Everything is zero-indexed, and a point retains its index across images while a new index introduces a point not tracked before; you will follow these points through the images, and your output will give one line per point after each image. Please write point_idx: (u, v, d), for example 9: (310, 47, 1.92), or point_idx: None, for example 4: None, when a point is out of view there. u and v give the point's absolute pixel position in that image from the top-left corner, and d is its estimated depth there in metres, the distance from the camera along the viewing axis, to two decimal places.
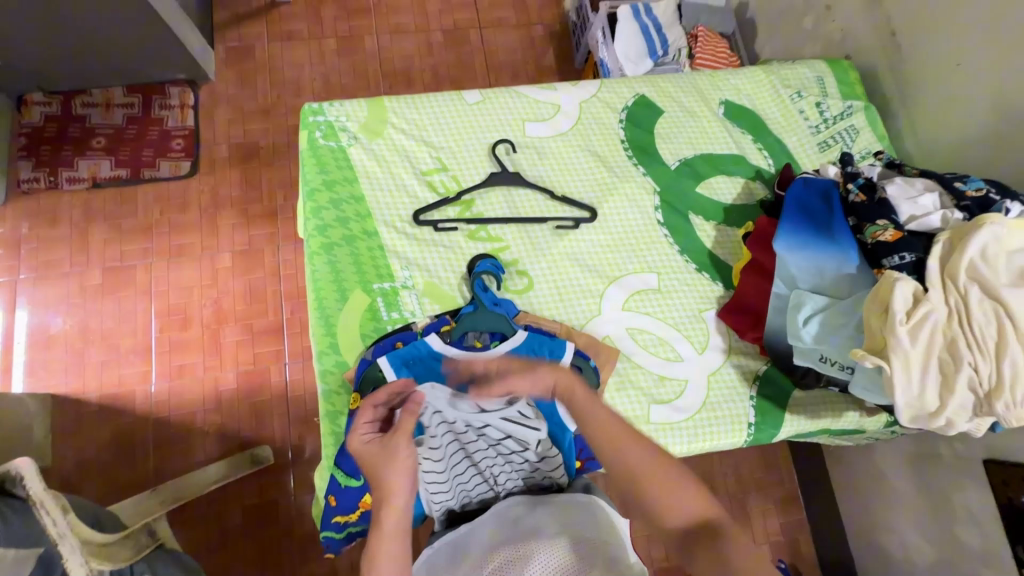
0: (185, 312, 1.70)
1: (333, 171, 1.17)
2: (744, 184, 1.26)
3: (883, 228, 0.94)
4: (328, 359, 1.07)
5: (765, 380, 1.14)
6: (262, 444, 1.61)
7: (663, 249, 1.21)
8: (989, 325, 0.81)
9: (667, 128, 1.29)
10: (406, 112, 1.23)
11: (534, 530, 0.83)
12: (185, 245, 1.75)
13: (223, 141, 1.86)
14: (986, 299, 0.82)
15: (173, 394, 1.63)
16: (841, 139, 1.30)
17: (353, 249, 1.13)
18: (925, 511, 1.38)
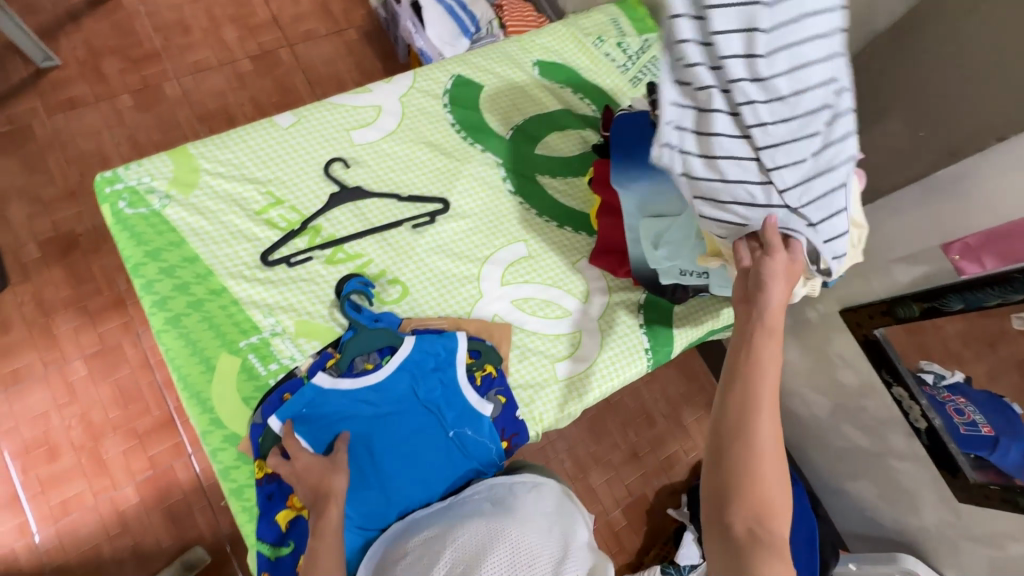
0: (48, 441, 1.47)
1: (153, 239, 1.05)
2: (577, 135, 1.32)
3: None
4: (215, 436, 0.98)
5: (648, 306, 1.23)
6: (193, 546, 1.45)
7: (522, 215, 1.24)
8: None
9: (491, 101, 1.30)
10: (217, 155, 1.13)
11: (524, 507, 0.96)
12: (23, 368, 1.51)
13: (29, 241, 1.61)
14: None
15: (64, 535, 1.42)
16: (648, 71, 1.40)
17: (205, 314, 1.03)
18: (813, 369, 1.57)
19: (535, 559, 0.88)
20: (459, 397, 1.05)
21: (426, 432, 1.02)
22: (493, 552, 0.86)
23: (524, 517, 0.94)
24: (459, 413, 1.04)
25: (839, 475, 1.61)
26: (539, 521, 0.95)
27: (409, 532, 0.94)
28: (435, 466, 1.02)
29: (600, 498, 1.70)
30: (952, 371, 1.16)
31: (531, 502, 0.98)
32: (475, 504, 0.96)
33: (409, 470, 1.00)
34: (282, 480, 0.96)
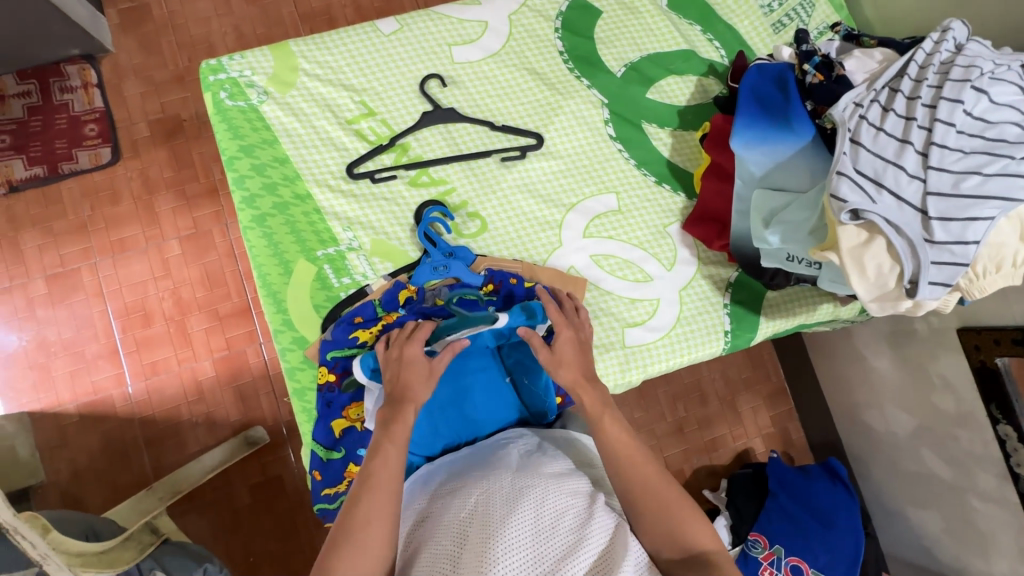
0: (144, 308, 1.62)
1: (248, 134, 1.05)
2: (697, 82, 1.17)
3: (844, 110, 0.84)
4: (286, 337, 1.02)
5: (737, 285, 1.12)
6: (254, 425, 1.58)
7: (619, 165, 1.14)
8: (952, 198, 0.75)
9: (608, 31, 1.17)
10: (317, 55, 1.10)
11: (542, 462, 0.83)
12: (127, 238, 1.64)
13: (141, 119, 1.69)
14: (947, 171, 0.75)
15: (151, 392, 1.59)
16: (796, 16, 1.20)
17: (288, 217, 1.04)
18: (904, 385, 1.41)
19: (563, 511, 0.73)
20: (523, 347, 1.02)
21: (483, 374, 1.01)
22: (507, 513, 0.71)
23: (543, 468, 0.81)
24: (519, 359, 1.02)
25: (902, 499, 1.48)
26: (560, 474, 0.80)
27: (418, 491, 0.85)
28: (488, 409, 1.00)
29: None
30: None
31: (551, 458, 0.85)
32: (488, 458, 0.85)
33: (461, 408, 0.98)
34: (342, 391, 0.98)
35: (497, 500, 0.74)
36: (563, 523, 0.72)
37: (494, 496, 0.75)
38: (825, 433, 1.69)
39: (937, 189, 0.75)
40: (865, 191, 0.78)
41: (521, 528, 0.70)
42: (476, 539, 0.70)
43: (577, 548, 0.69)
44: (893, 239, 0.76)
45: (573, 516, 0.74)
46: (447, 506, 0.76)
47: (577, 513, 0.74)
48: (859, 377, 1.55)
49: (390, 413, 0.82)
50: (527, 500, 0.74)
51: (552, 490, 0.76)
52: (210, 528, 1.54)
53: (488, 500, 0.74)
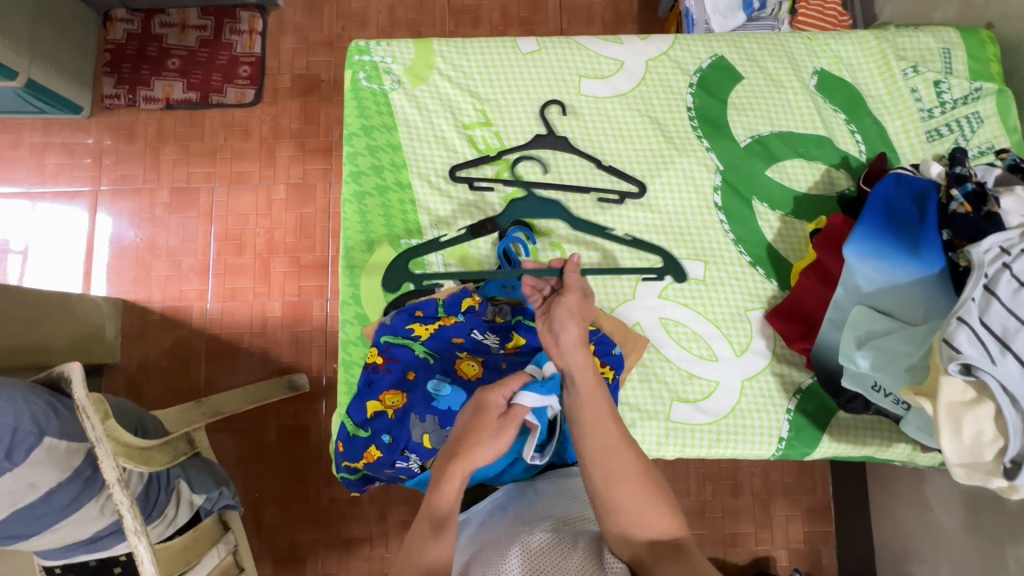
0: (240, 237, 1.76)
1: (372, 115, 1.11)
2: (825, 171, 1.10)
3: (987, 251, 0.75)
4: (349, 310, 1.07)
5: (806, 394, 1.04)
6: (300, 372, 1.68)
7: (715, 235, 1.09)
8: None
9: (743, 98, 1.13)
10: (453, 58, 1.14)
11: (518, 507, 0.80)
12: (245, 172, 1.79)
13: (287, 72, 1.85)
14: None
15: (225, 314, 1.73)
16: (958, 127, 1.09)
17: (384, 200, 1.09)
18: (972, 555, 1.23)
19: (545, 551, 0.69)
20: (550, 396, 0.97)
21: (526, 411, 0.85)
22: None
23: (518, 516, 0.77)
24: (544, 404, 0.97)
25: None
26: (536, 513, 0.77)
27: None
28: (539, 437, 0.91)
29: None
30: None
31: (529, 500, 0.81)
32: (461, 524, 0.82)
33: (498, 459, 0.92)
34: (385, 375, 1.00)
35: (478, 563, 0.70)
36: (549, 560, 0.68)
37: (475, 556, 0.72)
38: (862, 570, 1.53)
39: None
40: (986, 348, 0.70)
41: None
42: None
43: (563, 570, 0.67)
44: (1005, 410, 0.68)
45: (557, 554, 0.69)
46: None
47: (560, 547, 0.70)
48: (919, 527, 1.38)
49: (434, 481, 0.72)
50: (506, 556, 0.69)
51: (526, 530, 0.73)
52: (235, 452, 1.66)
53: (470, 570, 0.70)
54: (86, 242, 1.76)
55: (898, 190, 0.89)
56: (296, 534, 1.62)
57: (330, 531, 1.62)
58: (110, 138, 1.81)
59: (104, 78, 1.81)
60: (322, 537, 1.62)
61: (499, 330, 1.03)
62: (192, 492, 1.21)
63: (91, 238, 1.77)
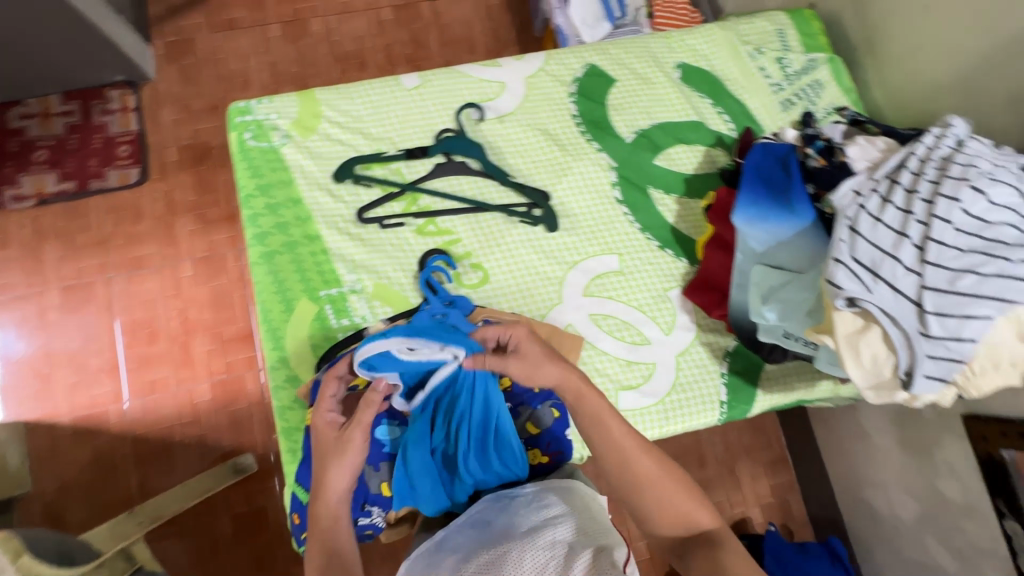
0: (151, 325, 1.64)
1: (267, 174, 1.09)
2: (704, 152, 1.20)
3: (846, 196, 0.87)
4: (279, 374, 1.02)
5: (734, 355, 1.11)
6: (245, 452, 1.58)
7: (623, 227, 1.16)
8: (952, 296, 0.75)
9: (620, 99, 1.21)
10: (340, 104, 1.15)
11: (510, 525, 0.81)
12: (144, 256, 1.68)
13: (172, 144, 1.77)
14: (947, 269, 0.76)
15: (148, 410, 1.59)
16: (804, 96, 1.23)
17: (294, 256, 1.07)
18: (910, 468, 1.35)
19: None
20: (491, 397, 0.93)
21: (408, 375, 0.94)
22: None
23: (512, 532, 0.78)
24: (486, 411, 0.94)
25: None
26: (527, 532, 0.77)
27: None
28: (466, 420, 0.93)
29: None
30: None
31: (518, 517, 0.82)
32: (445, 548, 0.82)
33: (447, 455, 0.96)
34: None
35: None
36: None
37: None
38: (826, 508, 1.63)
39: (932, 285, 0.76)
40: (862, 280, 0.79)
41: None
42: None
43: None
44: (888, 329, 0.77)
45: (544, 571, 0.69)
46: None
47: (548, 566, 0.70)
48: (863, 454, 1.50)
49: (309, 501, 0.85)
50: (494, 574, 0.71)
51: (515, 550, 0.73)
52: (186, 557, 1.51)
53: None
54: None
55: (766, 155, 0.99)
56: None
57: None
58: None
59: None
60: None
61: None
62: None
63: None
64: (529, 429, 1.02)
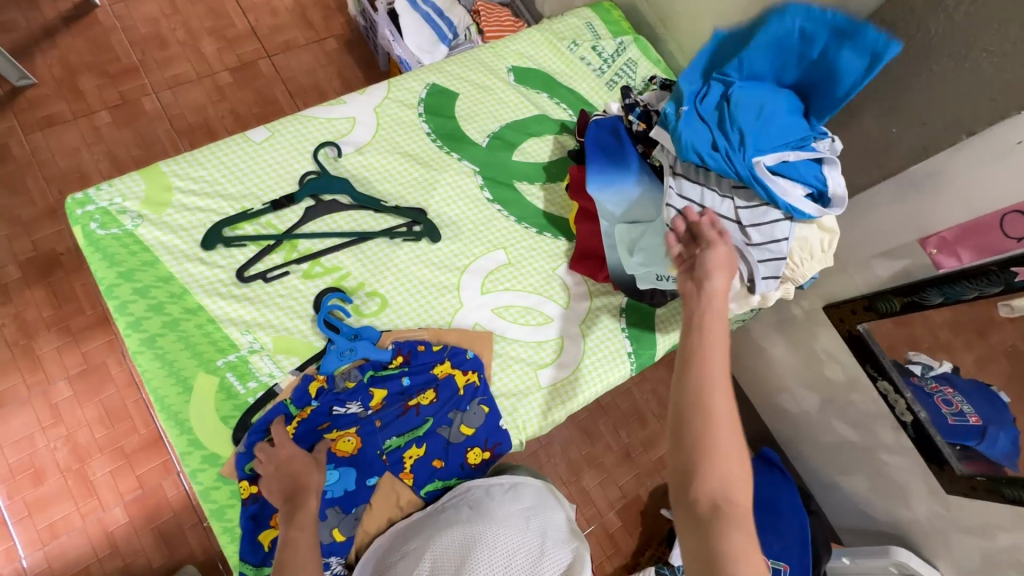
0: (34, 463, 1.46)
1: (126, 260, 1.04)
2: (554, 140, 1.32)
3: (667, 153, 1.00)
4: (194, 458, 0.97)
5: (629, 310, 1.23)
6: (185, 565, 1.44)
7: (501, 223, 1.24)
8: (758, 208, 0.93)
9: (467, 109, 1.30)
10: (190, 172, 1.12)
11: (503, 507, 0.98)
12: (6, 390, 1.49)
13: (10, 262, 1.59)
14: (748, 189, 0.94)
15: (55, 557, 1.40)
16: (624, 73, 1.40)
17: (180, 334, 1.02)
18: (801, 365, 1.55)
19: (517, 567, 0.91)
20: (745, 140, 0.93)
21: (742, 141, 0.91)
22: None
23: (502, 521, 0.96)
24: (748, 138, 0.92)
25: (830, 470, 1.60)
26: (517, 527, 0.97)
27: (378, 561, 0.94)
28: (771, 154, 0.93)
29: (593, 500, 1.68)
30: (940, 362, 1.15)
31: (512, 500, 1.00)
32: (445, 507, 0.99)
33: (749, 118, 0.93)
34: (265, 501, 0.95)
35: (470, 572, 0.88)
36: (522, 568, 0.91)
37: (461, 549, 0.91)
38: (753, 423, 1.81)
39: (742, 204, 0.94)
40: (693, 214, 0.93)
41: None
42: None
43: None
44: None
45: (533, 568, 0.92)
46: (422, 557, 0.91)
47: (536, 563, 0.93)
48: (765, 366, 1.69)
49: (289, 510, 0.88)
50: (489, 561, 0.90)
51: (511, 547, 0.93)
52: None
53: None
54: None
55: (602, 134, 1.11)
56: None
57: None
58: None
59: None
60: None
61: (357, 394, 1.03)
62: None
63: None
64: (464, 431, 1.05)
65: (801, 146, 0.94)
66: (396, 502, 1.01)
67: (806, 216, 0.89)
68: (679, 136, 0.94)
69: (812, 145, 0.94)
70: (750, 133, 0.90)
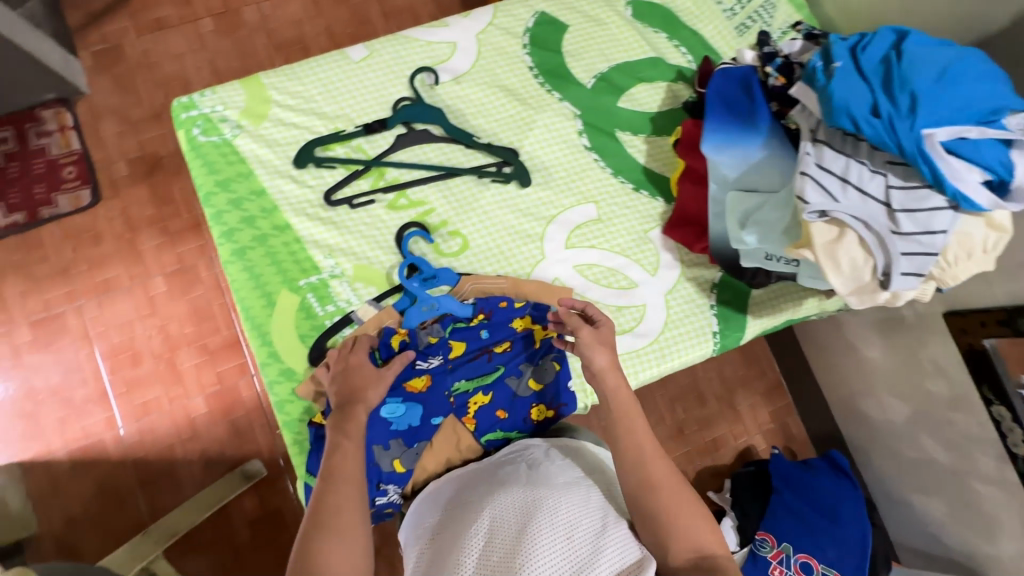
0: (132, 347, 1.60)
1: (224, 169, 1.05)
2: (667, 88, 1.19)
3: (813, 120, 0.88)
4: (272, 370, 1.00)
5: (721, 286, 1.13)
6: (252, 459, 1.56)
7: (596, 174, 1.15)
8: (914, 193, 0.79)
9: (575, 44, 1.19)
10: (288, 86, 1.10)
11: (560, 469, 0.91)
12: (112, 278, 1.62)
13: (119, 159, 1.68)
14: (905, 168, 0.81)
15: (144, 432, 1.56)
16: (759, 17, 1.22)
17: (268, 249, 1.04)
18: (898, 372, 1.39)
19: (572, 529, 0.80)
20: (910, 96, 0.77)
21: (912, 106, 0.77)
22: (534, 540, 0.77)
23: (554, 479, 0.88)
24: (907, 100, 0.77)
25: (906, 487, 1.46)
26: (573, 486, 0.87)
27: (428, 510, 0.91)
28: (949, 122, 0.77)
29: None
30: None
31: (570, 469, 0.92)
32: (499, 469, 0.92)
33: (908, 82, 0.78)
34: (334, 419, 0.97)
35: (517, 523, 0.80)
36: (579, 534, 0.79)
37: (513, 505, 0.82)
38: (824, 424, 1.68)
39: (896, 183, 0.81)
40: (829, 191, 0.81)
41: (550, 553, 0.76)
42: (497, 563, 0.76)
43: (595, 559, 0.77)
44: (862, 233, 0.80)
45: (590, 534, 0.80)
46: (472, 515, 0.83)
47: (595, 532, 0.80)
48: (852, 367, 1.54)
49: (340, 416, 0.87)
50: (540, 516, 0.80)
51: (566, 504, 0.83)
52: (210, 568, 1.51)
53: (508, 527, 0.79)
54: None
55: (730, 87, 0.99)
56: None
57: None
58: None
59: None
60: None
61: (437, 349, 1.01)
62: None
63: None
64: (533, 385, 1.03)
65: (988, 121, 0.78)
66: (455, 445, 1.00)
67: (976, 206, 0.76)
68: (830, 94, 0.81)
69: (1002, 122, 0.78)
70: (925, 98, 0.76)
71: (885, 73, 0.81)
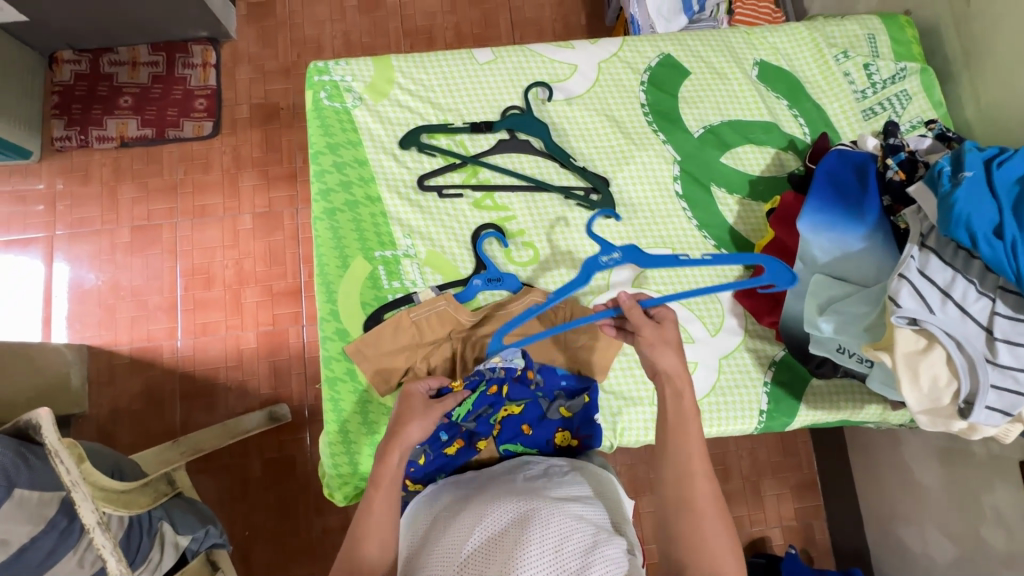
0: (208, 271, 1.73)
1: (337, 133, 1.13)
2: (775, 155, 1.17)
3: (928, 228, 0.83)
4: (329, 327, 1.05)
5: (781, 366, 1.08)
6: (281, 403, 1.64)
7: (681, 223, 1.14)
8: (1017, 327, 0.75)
9: (693, 92, 1.19)
10: (413, 73, 1.17)
11: (558, 487, 0.87)
12: (209, 205, 1.77)
13: (244, 102, 1.84)
14: (1014, 298, 0.77)
15: (198, 350, 1.68)
16: (890, 105, 1.18)
17: (355, 215, 1.10)
18: (951, 509, 1.27)
19: (561, 540, 0.75)
20: None
21: None
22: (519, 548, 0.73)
23: (550, 492, 0.84)
24: None
25: None
26: (569, 501, 0.83)
27: (424, 503, 0.90)
28: None
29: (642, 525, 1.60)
30: None
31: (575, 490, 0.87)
32: (498, 480, 0.90)
33: None
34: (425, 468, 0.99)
35: (505, 530, 0.76)
36: (568, 547, 0.75)
37: (504, 511, 0.79)
38: (852, 540, 1.55)
39: (1004, 312, 0.76)
40: (926, 300, 0.78)
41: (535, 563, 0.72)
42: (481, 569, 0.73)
43: None
44: (952, 353, 0.76)
45: (581, 549, 0.75)
46: (463, 511, 0.81)
47: (587, 548, 0.75)
48: (902, 489, 1.41)
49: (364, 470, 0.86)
50: (530, 524, 0.76)
51: (558, 514, 0.78)
52: (218, 491, 1.60)
53: (495, 532, 0.77)
54: (44, 289, 1.70)
55: (843, 170, 0.96)
56: (288, 570, 1.57)
57: (324, 564, 1.58)
58: (63, 181, 1.76)
59: (53, 121, 1.76)
60: (315, 571, 1.57)
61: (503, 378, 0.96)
62: (177, 533, 1.11)
63: (48, 284, 1.70)
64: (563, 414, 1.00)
65: None
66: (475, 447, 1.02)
67: None
68: (952, 203, 0.76)
69: None
70: None
71: (1018, 194, 0.77)
